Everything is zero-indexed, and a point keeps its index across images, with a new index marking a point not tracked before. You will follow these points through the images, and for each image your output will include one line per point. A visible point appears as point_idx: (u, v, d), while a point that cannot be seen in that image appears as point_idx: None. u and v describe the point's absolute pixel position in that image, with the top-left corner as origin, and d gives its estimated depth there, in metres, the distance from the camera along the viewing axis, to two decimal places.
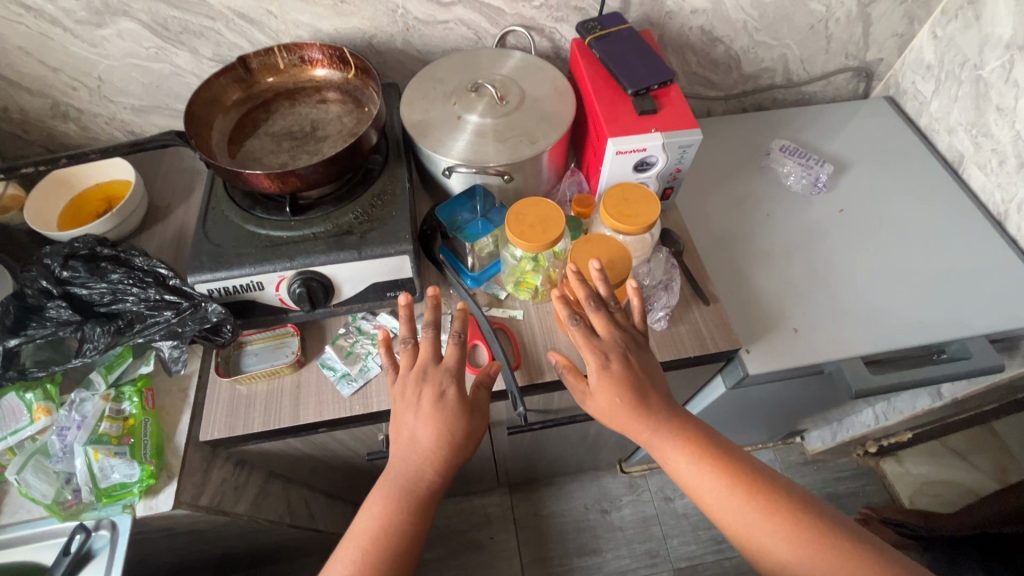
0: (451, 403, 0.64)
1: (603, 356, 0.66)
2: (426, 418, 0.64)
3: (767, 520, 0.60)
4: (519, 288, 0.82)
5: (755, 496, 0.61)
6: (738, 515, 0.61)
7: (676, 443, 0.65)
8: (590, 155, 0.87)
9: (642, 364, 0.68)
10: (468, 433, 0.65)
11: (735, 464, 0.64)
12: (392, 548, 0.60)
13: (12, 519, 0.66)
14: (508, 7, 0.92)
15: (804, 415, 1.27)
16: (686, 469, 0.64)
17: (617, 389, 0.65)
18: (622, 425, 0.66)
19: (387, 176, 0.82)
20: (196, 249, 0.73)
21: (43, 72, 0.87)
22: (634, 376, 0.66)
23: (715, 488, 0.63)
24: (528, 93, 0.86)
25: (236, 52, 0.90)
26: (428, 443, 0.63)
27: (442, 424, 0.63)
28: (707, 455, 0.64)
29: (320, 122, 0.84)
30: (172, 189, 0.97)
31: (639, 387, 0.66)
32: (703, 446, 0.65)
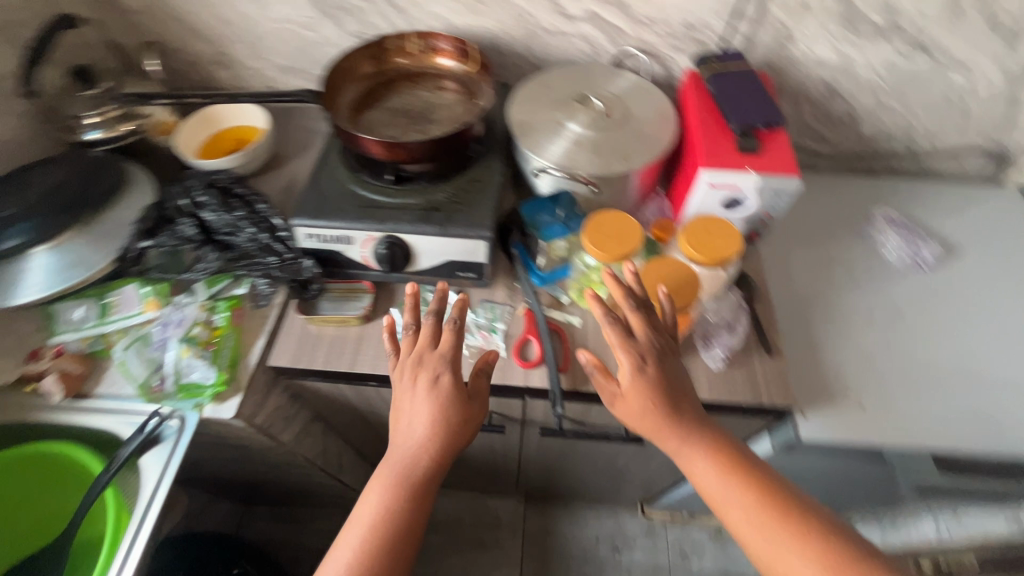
0: (448, 393, 0.68)
1: (638, 357, 0.65)
2: (426, 403, 0.67)
3: (796, 543, 0.57)
4: (582, 297, 0.84)
5: (780, 516, 0.59)
6: (764, 535, 0.58)
7: (703, 450, 0.64)
8: (680, 183, 0.87)
9: (675, 370, 0.67)
10: (465, 423, 0.68)
11: (762, 482, 0.61)
12: (391, 528, 0.62)
13: (107, 390, 0.76)
14: (631, 30, 0.94)
15: (854, 504, 1.18)
16: (713, 483, 0.62)
17: (649, 392, 0.64)
18: (652, 428, 0.64)
19: (482, 166, 0.87)
20: (306, 198, 0.82)
21: (217, 24, 1.00)
22: (665, 380, 0.65)
23: (739, 503, 0.60)
24: (632, 113, 0.88)
25: (375, 31, 0.99)
26: (424, 432, 0.66)
27: (436, 412, 0.67)
28: (732, 469, 0.62)
29: (434, 106, 0.90)
30: (292, 143, 1.07)
31: (669, 392, 0.65)
32: (730, 460, 0.63)
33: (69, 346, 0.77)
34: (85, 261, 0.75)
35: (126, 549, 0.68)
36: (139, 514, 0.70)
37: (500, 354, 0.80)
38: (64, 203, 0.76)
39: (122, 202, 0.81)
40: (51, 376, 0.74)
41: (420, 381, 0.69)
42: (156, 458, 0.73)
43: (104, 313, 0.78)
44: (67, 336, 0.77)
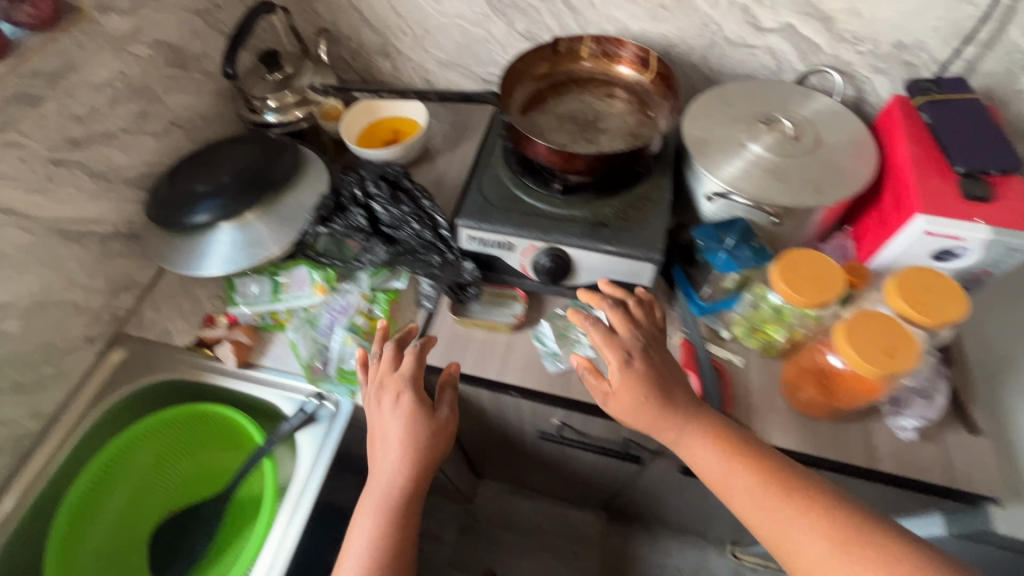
0: (413, 418, 0.67)
1: (624, 354, 0.63)
2: (396, 420, 0.67)
3: (796, 513, 0.54)
4: (749, 336, 0.77)
5: (781, 491, 0.56)
6: (766, 510, 0.55)
7: (699, 429, 0.61)
8: (874, 223, 0.79)
9: (668, 361, 0.66)
10: (433, 436, 0.68)
11: (763, 459, 0.59)
12: (397, 535, 0.64)
13: (271, 364, 0.80)
14: (830, 47, 0.86)
15: None
16: (712, 464, 0.60)
17: (642, 383, 0.62)
18: (646, 418, 0.62)
19: (652, 183, 0.82)
20: (469, 199, 0.81)
21: (390, 16, 1.02)
22: (648, 370, 0.63)
23: (741, 482, 0.58)
24: (825, 140, 0.80)
25: (545, 32, 0.96)
26: (397, 457, 0.66)
27: (399, 436, 0.67)
28: (733, 449, 0.60)
29: (603, 114, 0.86)
30: (443, 138, 1.08)
31: (652, 379, 0.62)
32: (731, 442, 0.61)
33: (243, 318, 0.82)
34: (260, 243, 0.79)
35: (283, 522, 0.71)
36: (296, 490, 0.73)
37: None
38: (248, 183, 0.80)
39: (297, 186, 0.85)
40: (226, 344, 0.79)
41: (383, 400, 0.69)
42: (309, 437, 0.76)
43: (277, 291, 0.81)
44: (242, 309, 0.81)
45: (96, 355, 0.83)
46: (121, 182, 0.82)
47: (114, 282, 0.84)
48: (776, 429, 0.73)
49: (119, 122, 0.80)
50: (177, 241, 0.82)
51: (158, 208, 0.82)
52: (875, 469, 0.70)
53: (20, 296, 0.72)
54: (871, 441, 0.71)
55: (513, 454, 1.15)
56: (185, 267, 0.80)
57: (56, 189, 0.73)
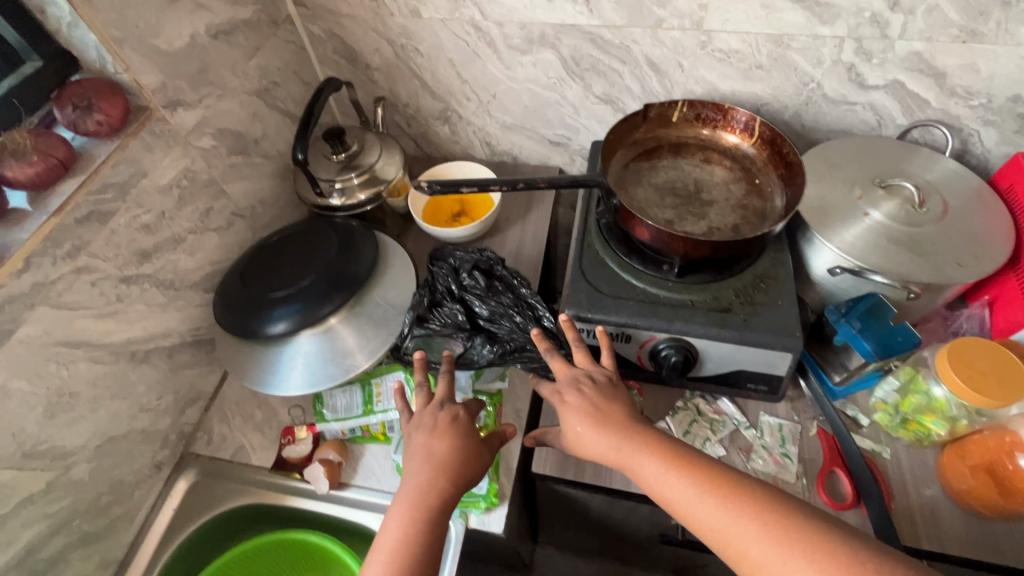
0: (442, 426, 0.58)
1: (556, 395, 0.62)
2: (428, 432, 0.58)
3: (744, 518, 0.47)
4: (901, 428, 0.70)
5: (731, 495, 0.48)
6: (716, 520, 0.48)
7: (644, 449, 0.54)
8: (1015, 293, 0.73)
9: (610, 392, 0.61)
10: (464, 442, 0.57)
11: (697, 464, 0.52)
12: (424, 563, 0.49)
13: (365, 483, 0.71)
14: (938, 101, 0.81)
15: None
16: (656, 480, 0.52)
17: (577, 414, 0.59)
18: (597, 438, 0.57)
19: (769, 259, 0.76)
20: (575, 286, 0.74)
21: (454, 81, 0.96)
22: (590, 398, 0.60)
23: (676, 487, 0.51)
24: (951, 204, 0.75)
25: (624, 94, 0.91)
26: (423, 466, 0.55)
27: (420, 441, 0.57)
28: (681, 460, 0.53)
29: (704, 183, 0.81)
30: (512, 206, 1.01)
31: (600, 405, 0.59)
32: (679, 452, 0.53)
33: (329, 433, 0.74)
34: (349, 352, 0.72)
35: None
36: None
37: (801, 484, 0.69)
38: (332, 283, 0.73)
39: (381, 282, 0.78)
40: (316, 465, 0.71)
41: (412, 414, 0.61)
42: None
43: (370, 402, 0.74)
44: (331, 424, 0.73)
45: (163, 482, 0.74)
46: (187, 287, 0.74)
47: (181, 398, 0.75)
48: (944, 533, 0.65)
49: (186, 223, 0.72)
50: (256, 354, 0.73)
51: (229, 313, 0.74)
52: None
53: (90, 434, 0.63)
54: None
55: (599, 539, 1.06)
56: (268, 384, 0.72)
57: (126, 308, 0.65)
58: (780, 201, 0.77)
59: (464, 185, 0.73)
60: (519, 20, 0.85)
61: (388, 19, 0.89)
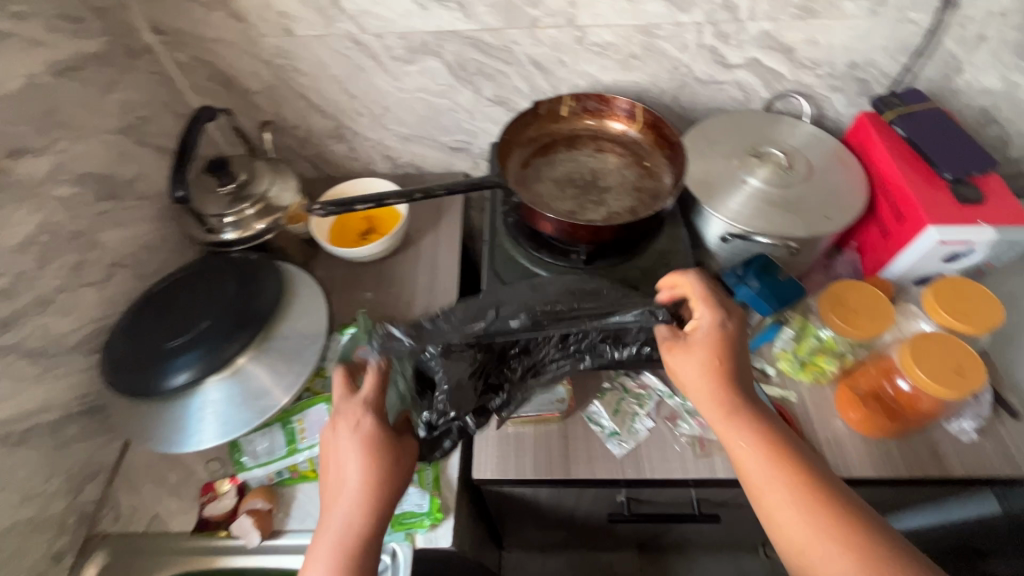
0: (372, 444, 0.57)
1: (720, 317, 0.62)
2: (358, 443, 0.57)
3: (827, 525, 0.48)
4: (801, 371, 0.76)
5: (815, 499, 0.50)
6: (809, 523, 0.49)
7: (755, 430, 0.55)
8: (876, 236, 0.82)
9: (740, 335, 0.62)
10: (383, 447, 0.57)
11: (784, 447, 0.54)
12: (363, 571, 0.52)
13: (301, 526, 0.68)
14: (791, 73, 0.89)
15: None
16: (751, 459, 0.54)
17: (689, 347, 0.61)
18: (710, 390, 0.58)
19: (668, 236, 0.80)
20: (492, 290, 0.75)
21: (342, 98, 0.94)
22: (713, 337, 0.60)
23: (755, 459, 0.53)
24: (814, 164, 0.83)
25: (514, 94, 0.93)
26: (358, 482, 0.56)
27: (337, 457, 0.57)
28: (777, 446, 0.54)
29: (600, 172, 0.84)
30: (421, 216, 1.00)
31: (722, 348, 0.60)
32: (777, 439, 0.54)
33: (254, 480, 0.70)
34: (264, 391, 0.68)
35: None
36: None
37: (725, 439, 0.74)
38: (233, 322, 0.69)
39: (291, 313, 0.74)
40: (244, 518, 0.66)
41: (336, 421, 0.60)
42: None
43: (292, 440, 0.69)
44: (254, 471, 0.68)
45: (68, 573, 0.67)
46: (65, 352, 0.67)
47: (75, 475, 0.68)
48: (849, 458, 0.71)
49: (52, 282, 0.66)
50: (182, 418, 0.67)
51: (120, 374, 0.67)
52: (948, 475, 0.70)
53: None
54: (936, 446, 0.72)
55: (557, 531, 1.07)
56: (207, 436, 0.66)
57: None
58: (669, 179, 0.82)
59: (360, 201, 0.75)
60: (398, 30, 0.84)
61: (260, 40, 0.85)
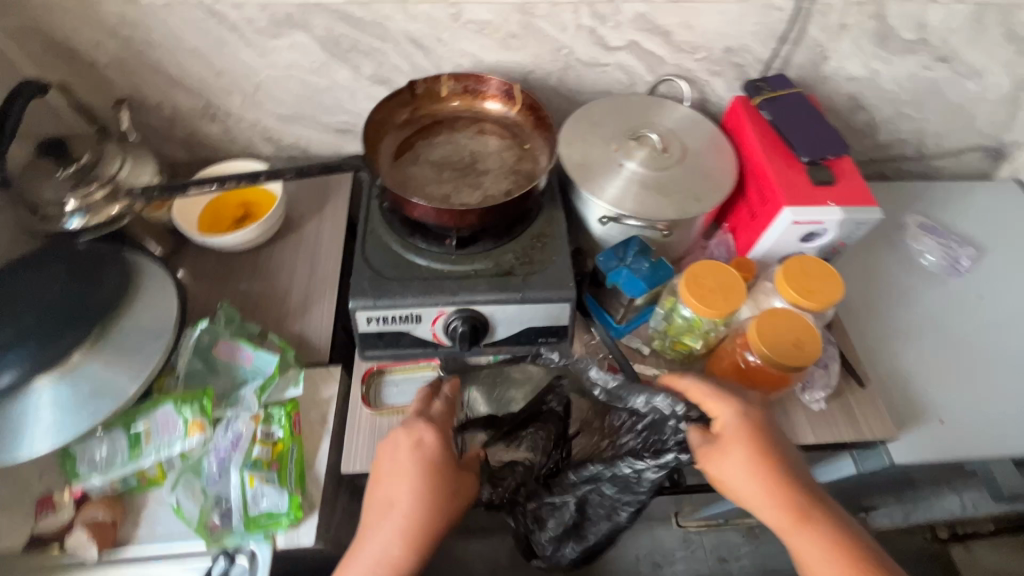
0: (424, 481, 0.61)
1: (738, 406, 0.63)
2: (405, 476, 0.61)
3: None
4: (670, 349, 0.78)
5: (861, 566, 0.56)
6: None
7: (830, 519, 0.58)
8: (745, 217, 0.85)
9: (763, 420, 0.63)
10: (445, 494, 0.61)
11: (837, 520, 0.58)
12: None
13: (150, 534, 0.63)
14: (671, 56, 0.90)
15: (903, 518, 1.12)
16: (792, 529, 0.58)
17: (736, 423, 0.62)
18: (765, 486, 0.59)
19: (545, 218, 0.80)
20: (359, 277, 0.72)
21: (206, 74, 0.87)
22: (763, 435, 0.61)
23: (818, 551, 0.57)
24: (689, 147, 0.85)
25: (395, 73, 0.89)
26: (406, 513, 0.59)
27: (426, 496, 0.60)
28: (835, 536, 0.57)
29: (479, 154, 0.82)
30: (305, 202, 0.95)
31: (759, 438, 0.61)
32: (843, 531, 0.57)
33: (94, 490, 0.64)
34: (106, 387, 0.63)
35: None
36: None
37: None
38: (66, 315, 0.63)
39: (137, 307, 0.69)
40: (78, 532, 0.61)
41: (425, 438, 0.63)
42: None
43: (137, 445, 0.64)
44: (92, 480, 0.63)
45: None
46: None
47: None
48: None
49: None
50: (6, 428, 0.60)
51: None
52: (799, 442, 0.75)
53: None
54: (790, 416, 0.76)
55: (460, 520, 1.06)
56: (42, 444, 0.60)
57: None
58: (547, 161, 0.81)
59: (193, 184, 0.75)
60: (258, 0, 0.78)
61: (103, 8, 0.78)
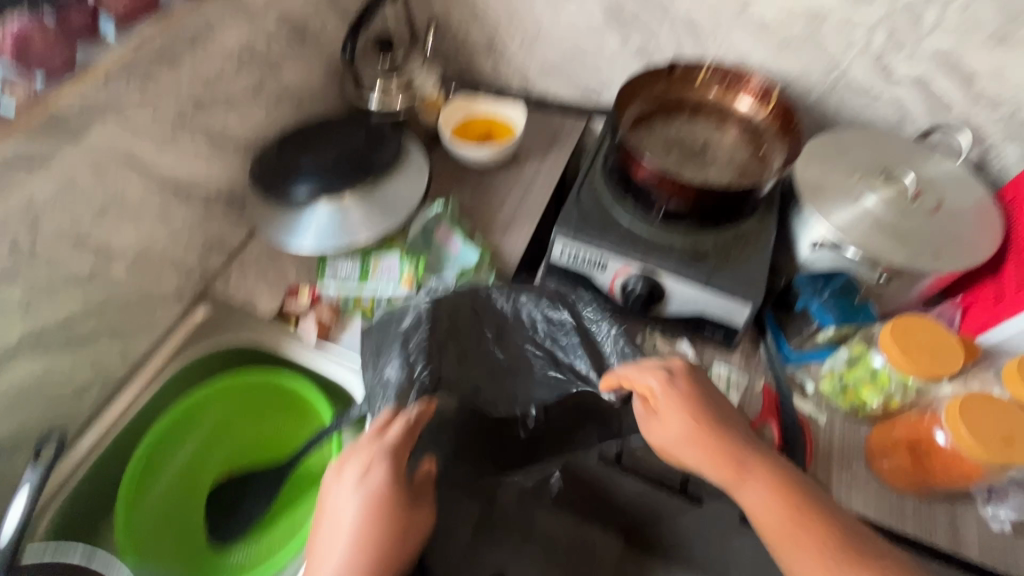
0: (375, 493, 0.58)
1: (666, 370, 0.63)
2: (353, 485, 0.58)
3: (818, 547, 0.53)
4: (840, 395, 0.74)
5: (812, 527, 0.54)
6: (790, 540, 0.54)
7: (763, 478, 0.58)
8: (988, 298, 0.75)
9: (699, 393, 0.63)
10: (387, 502, 0.57)
11: (776, 471, 0.58)
12: None
13: (349, 345, 0.82)
14: (961, 106, 0.82)
15: None
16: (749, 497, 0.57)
17: (681, 416, 0.61)
18: (706, 451, 0.60)
19: (756, 222, 0.80)
20: (567, 213, 0.81)
21: (504, 16, 1.03)
22: (696, 403, 0.62)
23: (817, 559, 0.52)
24: (947, 204, 0.77)
25: (658, 52, 0.95)
26: (350, 525, 0.56)
27: (382, 525, 0.56)
28: (790, 495, 0.56)
29: (712, 144, 0.85)
30: (533, 144, 1.07)
31: (700, 408, 0.62)
32: (785, 488, 0.57)
33: (326, 296, 0.84)
34: (357, 225, 0.82)
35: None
36: None
37: None
38: (354, 165, 0.82)
39: (398, 176, 0.87)
40: (310, 320, 0.82)
41: (372, 480, 0.59)
42: None
43: (364, 276, 0.83)
44: (330, 288, 0.83)
45: (182, 311, 0.86)
46: (230, 146, 0.84)
47: (208, 242, 0.86)
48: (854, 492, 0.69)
49: (239, 88, 0.82)
50: (296, 228, 0.83)
51: (262, 174, 0.83)
52: (957, 554, 0.66)
53: (133, 241, 0.75)
54: (957, 524, 0.67)
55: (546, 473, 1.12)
56: (311, 247, 0.81)
57: (178, 147, 0.76)
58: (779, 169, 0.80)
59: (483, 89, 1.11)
60: None
61: None
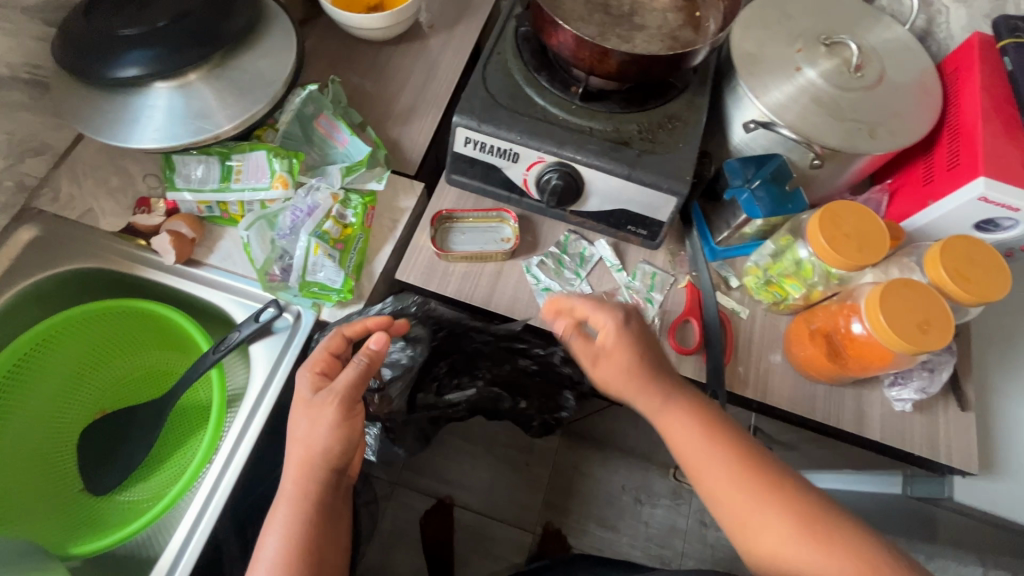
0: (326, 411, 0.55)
1: (613, 315, 0.58)
2: (307, 405, 0.56)
3: (764, 492, 0.52)
4: (762, 289, 0.71)
5: (757, 473, 0.53)
6: (744, 497, 0.52)
7: (690, 414, 0.56)
8: (918, 179, 0.71)
9: (631, 334, 0.58)
10: (335, 423, 0.55)
11: (712, 425, 0.56)
12: (321, 518, 0.55)
13: (220, 264, 0.69)
14: None
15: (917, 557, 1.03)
16: (687, 445, 0.55)
17: (618, 352, 0.57)
18: (640, 390, 0.57)
19: (685, 101, 0.70)
20: (469, 92, 0.67)
21: None
22: (633, 342, 0.58)
23: (725, 474, 0.53)
24: (888, 75, 0.69)
25: None
26: (309, 442, 0.55)
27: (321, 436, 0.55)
28: (720, 436, 0.55)
29: (641, 6, 0.72)
30: (439, 12, 0.89)
31: (638, 348, 0.58)
32: (716, 430, 0.56)
33: (183, 206, 0.69)
34: (206, 113, 0.64)
35: (242, 425, 0.65)
36: (250, 406, 0.66)
37: (655, 326, 0.70)
38: (192, 32, 0.63)
39: (257, 49, 0.69)
40: (163, 235, 0.66)
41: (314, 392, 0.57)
42: (266, 348, 0.68)
43: (227, 178, 0.67)
44: (184, 195, 0.67)
45: (2, 231, 0.69)
46: (17, 10, 0.63)
47: (17, 142, 0.68)
48: (769, 385, 0.69)
49: None
50: (115, 113, 0.63)
51: (67, 48, 0.63)
52: (859, 435, 0.68)
53: None
54: (862, 406, 0.68)
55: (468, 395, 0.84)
56: (139, 139, 0.63)
57: None
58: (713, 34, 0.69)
59: None
60: None
61: None
